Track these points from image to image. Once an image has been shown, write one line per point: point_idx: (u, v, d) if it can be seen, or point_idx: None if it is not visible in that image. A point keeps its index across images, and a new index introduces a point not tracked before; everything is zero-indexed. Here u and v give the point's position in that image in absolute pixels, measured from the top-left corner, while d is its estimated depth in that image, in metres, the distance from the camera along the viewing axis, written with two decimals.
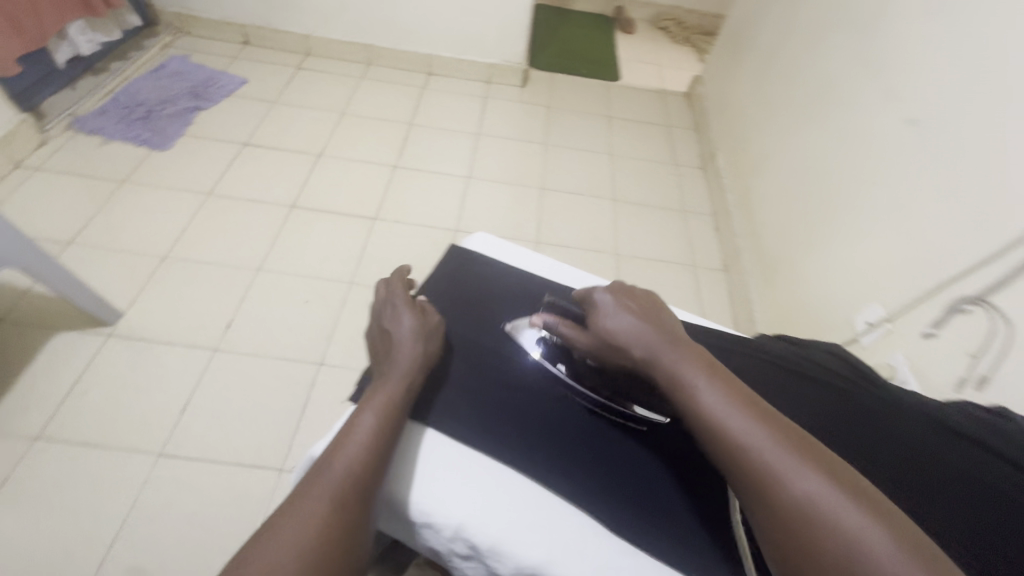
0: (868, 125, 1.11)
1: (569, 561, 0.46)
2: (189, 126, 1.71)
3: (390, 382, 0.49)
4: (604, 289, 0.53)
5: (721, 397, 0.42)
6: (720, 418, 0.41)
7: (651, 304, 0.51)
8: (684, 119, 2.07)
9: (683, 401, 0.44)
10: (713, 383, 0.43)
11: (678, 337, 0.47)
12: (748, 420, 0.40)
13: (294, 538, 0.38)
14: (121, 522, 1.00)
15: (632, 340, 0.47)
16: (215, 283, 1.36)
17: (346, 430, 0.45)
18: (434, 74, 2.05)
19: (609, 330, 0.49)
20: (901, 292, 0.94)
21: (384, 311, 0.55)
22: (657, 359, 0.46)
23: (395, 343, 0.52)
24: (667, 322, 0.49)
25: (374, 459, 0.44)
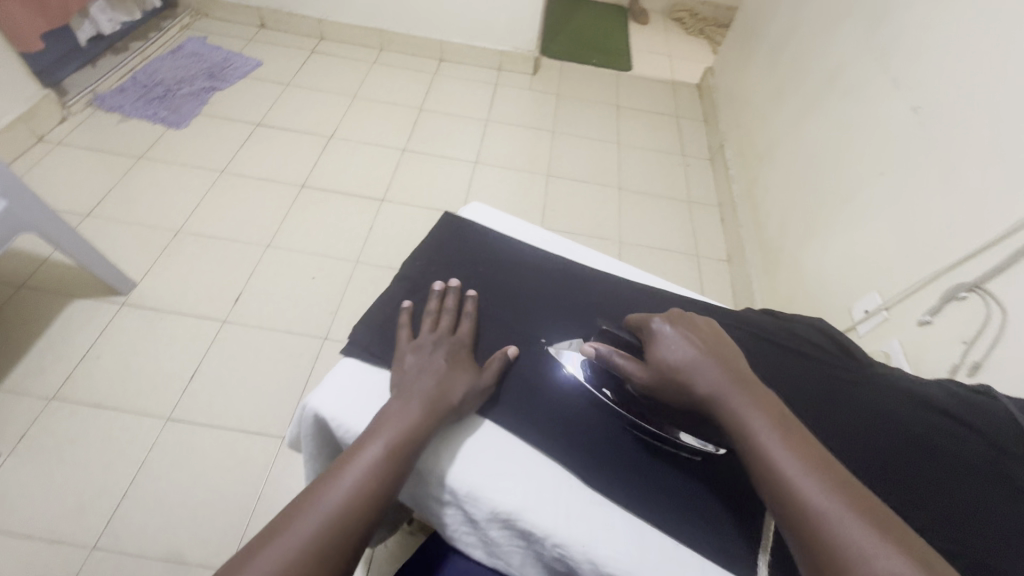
0: (874, 113, 1.10)
1: (541, 507, 0.46)
2: (204, 106, 1.75)
3: (417, 412, 0.47)
4: (663, 318, 0.52)
5: (793, 456, 0.40)
6: (792, 479, 0.39)
7: (721, 342, 0.49)
8: (693, 110, 2.07)
9: (752, 454, 0.42)
10: (783, 440, 0.42)
11: (746, 382, 0.46)
12: (825, 485, 0.39)
13: (281, 564, 0.36)
14: (129, 481, 1.04)
15: (693, 377, 0.46)
16: (225, 257, 1.40)
17: (358, 446, 0.44)
18: (445, 60, 2.07)
19: (667, 362, 0.48)
20: (901, 281, 0.94)
21: (442, 354, 0.53)
22: (721, 402, 0.45)
23: (436, 380, 0.50)
24: (732, 364, 0.47)
25: (375, 489, 0.42)
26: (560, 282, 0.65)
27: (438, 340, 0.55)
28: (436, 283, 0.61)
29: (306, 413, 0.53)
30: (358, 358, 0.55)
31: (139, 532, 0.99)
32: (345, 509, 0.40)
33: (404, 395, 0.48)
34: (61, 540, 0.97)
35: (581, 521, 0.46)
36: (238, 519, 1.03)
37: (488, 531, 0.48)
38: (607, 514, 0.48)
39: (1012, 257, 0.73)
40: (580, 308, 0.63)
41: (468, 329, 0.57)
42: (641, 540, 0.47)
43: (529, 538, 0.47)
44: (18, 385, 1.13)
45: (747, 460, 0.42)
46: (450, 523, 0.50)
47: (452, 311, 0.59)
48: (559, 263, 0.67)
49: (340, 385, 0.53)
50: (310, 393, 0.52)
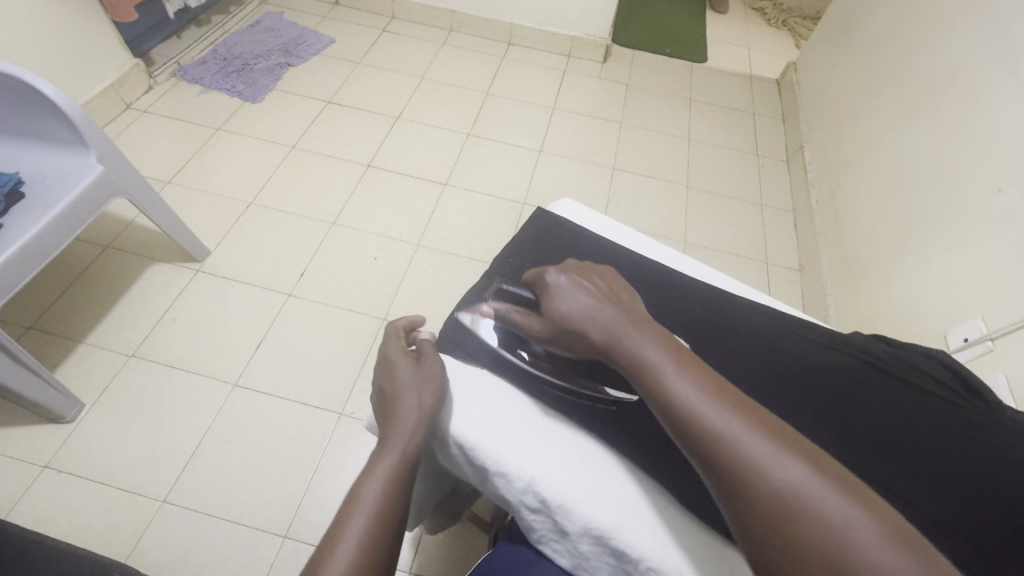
0: (995, 123, 0.99)
1: (636, 529, 0.45)
2: (278, 81, 1.79)
3: (393, 458, 0.44)
4: (557, 269, 0.51)
5: (689, 384, 0.41)
6: (691, 406, 0.40)
7: (615, 288, 0.50)
8: (771, 106, 1.96)
9: (650, 387, 0.42)
10: (680, 372, 0.42)
11: (641, 321, 0.46)
12: (720, 405, 0.39)
13: None
14: (198, 440, 1.10)
15: (588, 322, 0.46)
16: (294, 231, 1.43)
17: (339, 522, 0.39)
18: (514, 44, 2.04)
19: (564, 314, 0.47)
20: (1012, 311, 0.86)
21: (380, 369, 0.50)
22: (617, 341, 0.45)
23: (393, 404, 0.47)
24: (626, 305, 0.48)
25: (382, 531, 0.40)
26: (656, 290, 0.62)
27: (376, 362, 0.52)
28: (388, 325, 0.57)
29: None
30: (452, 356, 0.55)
31: (204, 491, 1.04)
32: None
33: (378, 446, 0.45)
34: (135, 490, 1.03)
35: (681, 549, 0.45)
36: (295, 488, 1.06)
37: (578, 544, 0.47)
38: (702, 539, 0.46)
39: None
40: (675, 318, 0.60)
41: (399, 332, 0.54)
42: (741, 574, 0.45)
43: (622, 558, 0.45)
44: (103, 339, 1.20)
45: (647, 396, 0.43)
46: (535, 529, 0.49)
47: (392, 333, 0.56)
48: (656, 270, 0.64)
49: None
50: None
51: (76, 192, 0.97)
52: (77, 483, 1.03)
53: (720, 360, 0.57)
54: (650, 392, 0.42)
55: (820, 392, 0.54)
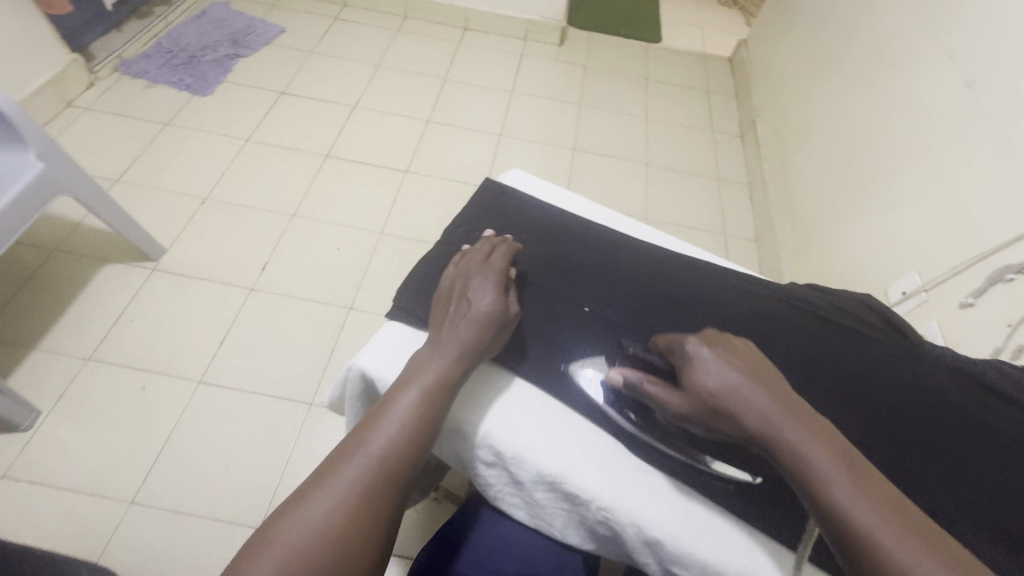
0: (922, 88, 1.05)
1: (585, 472, 0.48)
2: (228, 73, 1.74)
3: (438, 368, 0.47)
4: (697, 340, 0.48)
5: (872, 507, 0.37)
6: (876, 534, 0.36)
7: (762, 368, 0.46)
8: (724, 84, 2.01)
9: (816, 496, 0.39)
10: (853, 483, 0.38)
11: (802, 413, 0.43)
12: (912, 541, 0.36)
13: (320, 521, 0.38)
14: (165, 440, 1.08)
15: (743, 408, 0.43)
16: (253, 225, 1.41)
17: (378, 413, 0.44)
18: (469, 29, 2.03)
19: (710, 392, 0.44)
20: (942, 263, 0.92)
21: (472, 281, 0.54)
22: (780, 439, 0.41)
23: (464, 321, 0.50)
24: (778, 388, 0.44)
25: (411, 434, 0.43)
26: (603, 251, 0.64)
27: (466, 276, 0.54)
28: (487, 232, 0.62)
29: (352, 373, 0.53)
30: (404, 322, 0.56)
31: (174, 490, 1.03)
32: (374, 471, 0.41)
33: (429, 349, 0.49)
34: (101, 494, 1.01)
35: (626, 486, 0.47)
36: (269, 479, 1.06)
37: (533, 493, 0.50)
38: (651, 481, 0.48)
39: None
40: (622, 277, 0.62)
41: (503, 256, 0.57)
42: (685, 504, 0.47)
43: (574, 501, 0.48)
44: (56, 344, 1.16)
45: (809, 503, 0.40)
46: (492, 484, 0.52)
47: (489, 249, 0.58)
48: (601, 232, 0.66)
49: (385, 344, 0.53)
50: (358, 352, 0.53)
51: (14, 191, 0.94)
52: (38, 491, 1.00)
53: (663, 312, 0.60)
54: (815, 501, 0.39)
55: (758, 335, 0.59)
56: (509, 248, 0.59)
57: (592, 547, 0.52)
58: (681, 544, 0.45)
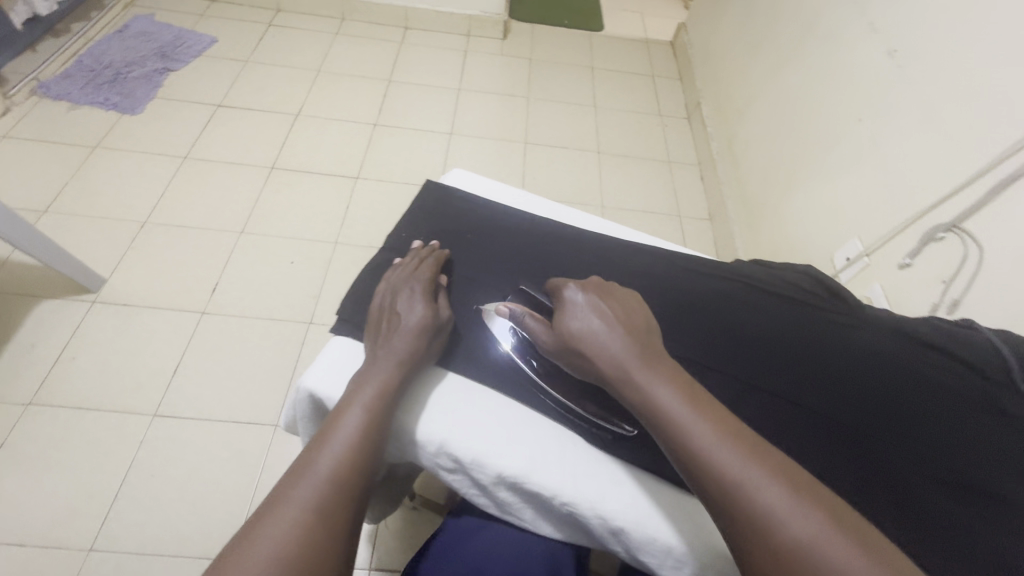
0: (850, 59, 1.09)
1: (546, 469, 0.48)
2: (158, 89, 1.66)
3: (376, 386, 0.46)
4: (576, 286, 0.50)
5: (702, 425, 0.38)
6: (700, 445, 0.38)
7: (630, 311, 0.47)
8: (667, 67, 2.04)
9: (660, 424, 0.40)
10: (693, 410, 0.39)
11: (655, 352, 0.44)
12: (736, 451, 0.37)
13: (271, 554, 0.35)
14: (122, 480, 1.02)
15: (600, 350, 0.44)
16: (199, 245, 1.35)
17: (322, 435, 0.42)
18: (410, 28, 1.99)
19: (574, 333, 0.46)
20: (880, 227, 0.96)
21: (401, 293, 0.54)
22: (629, 375, 0.42)
23: (398, 331, 0.50)
24: (637, 328, 0.46)
25: (359, 452, 0.42)
26: (550, 243, 0.64)
27: (392, 289, 0.54)
28: (415, 243, 0.61)
29: (300, 394, 0.51)
30: (350, 335, 0.54)
31: (137, 530, 0.98)
32: (331, 488, 0.39)
33: (365, 367, 0.48)
34: (56, 545, 0.95)
35: (588, 480, 0.48)
36: (239, 507, 1.02)
37: (497, 494, 0.50)
38: (614, 470, 0.49)
39: (990, 194, 0.76)
40: (572, 266, 0.62)
41: (432, 266, 0.57)
42: (648, 491, 0.49)
43: (539, 499, 0.49)
44: None
45: (658, 435, 0.40)
46: (459, 488, 0.52)
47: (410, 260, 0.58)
48: (547, 225, 0.67)
49: (331, 362, 0.52)
50: (304, 373, 0.51)
51: None
52: None
53: None
54: (658, 429, 0.40)
55: (706, 314, 0.60)
56: (439, 255, 0.59)
57: (560, 536, 0.54)
58: (645, 531, 0.46)
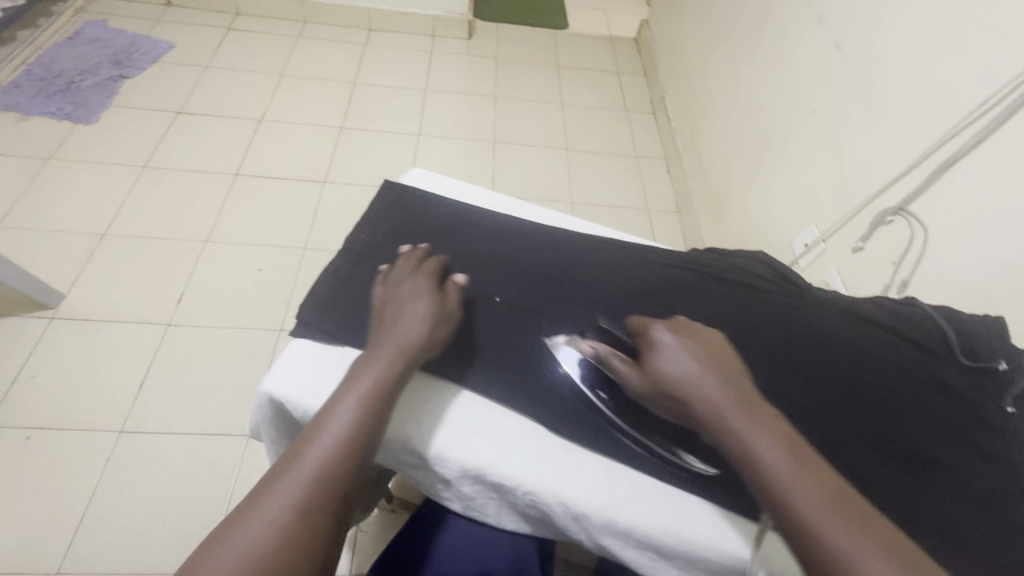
0: (801, 51, 1.13)
1: (507, 460, 0.50)
2: (114, 97, 1.61)
3: (369, 378, 0.46)
4: (664, 327, 0.50)
5: (806, 487, 0.38)
6: (803, 508, 0.37)
7: (722, 355, 0.47)
8: (632, 64, 2.07)
9: (759, 480, 0.40)
10: (796, 470, 0.39)
11: (753, 398, 0.44)
12: (842, 521, 0.36)
13: (250, 544, 0.36)
14: (88, 500, 0.99)
15: (696, 395, 0.44)
16: (162, 256, 1.32)
17: (312, 429, 0.43)
18: (374, 30, 1.98)
19: (667, 375, 0.46)
20: (834, 213, 1.00)
21: (402, 288, 0.54)
22: (725, 424, 0.42)
23: (398, 326, 0.51)
24: (733, 376, 0.45)
25: (348, 445, 0.42)
26: (509, 239, 0.66)
27: (391, 289, 0.54)
28: (404, 246, 0.60)
29: (260, 399, 0.51)
30: (308, 337, 0.54)
31: (106, 550, 0.95)
32: (317, 481, 0.40)
33: (364, 358, 0.48)
34: (20, 570, 0.92)
35: (549, 469, 0.51)
36: (213, 520, 1.00)
37: (465, 487, 0.52)
38: (575, 457, 0.52)
39: (932, 177, 0.80)
40: (532, 261, 0.64)
41: (433, 264, 0.57)
42: (609, 475, 0.51)
43: (502, 490, 0.51)
44: None
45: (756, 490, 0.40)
46: (430, 482, 0.55)
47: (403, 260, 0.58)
48: (505, 221, 0.68)
49: (291, 365, 0.52)
50: (263, 377, 0.51)
51: None
52: None
53: (571, 291, 0.62)
54: (757, 483, 0.40)
55: (660, 301, 0.62)
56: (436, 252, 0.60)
57: (528, 530, 0.56)
58: (606, 514, 0.49)
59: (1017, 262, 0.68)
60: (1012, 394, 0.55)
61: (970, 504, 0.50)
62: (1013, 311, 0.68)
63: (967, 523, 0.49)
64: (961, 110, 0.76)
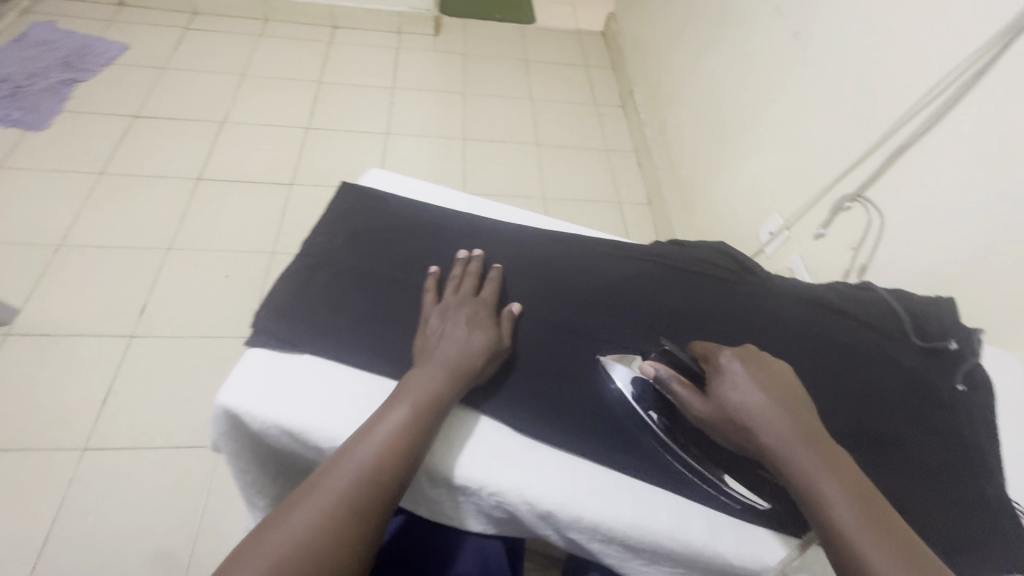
0: (760, 42, 1.15)
1: (471, 460, 0.51)
2: (66, 101, 1.55)
3: (412, 398, 0.48)
4: (731, 353, 0.50)
5: (862, 524, 0.40)
6: (856, 541, 0.39)
7: (785, 385, 0.48)
8: (600, 57, 2.07)
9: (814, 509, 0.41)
10: (852, 507, 0.40)
11: (822, 439, 0.45)
12: (895, 559, 0.38)
13: (292, 542, 0.38)
14: (52, 521, 0.96)
15: (759, 421, 0.45)
16: (123, 265, 1.27)
17: (357, 438, 0.45)
18: (338, 27, 1.94)
19: (730, 399, 0.47)
20: (795, 201, 1.02)
21: (463, 314, 0.55)
22: (793, 459, 0.43)
23: (449, 348, 0.52)
24: (796, 407, 0.46)
25: (387, 457, 0.44)
26: (473, 239, 0.66)
27: (460, 303, 0.56)
28: (461, 251, 0.62)
29: (216, 414, 0.50)
30: (265, 346, 0.53)
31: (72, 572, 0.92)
32: (359, 491, 0.42)
33: (413, 375, 0.50)
34: None
35: (515, 469, 0.51)
36: (184, 534, 0.98)
37: (431, 489, 0.53)
38: (539, 455, 0.53)
39: (886, 163, 0.82)
40: (496, 260, 0.64)
41: (490, 293, 0.58)
42: (575, 471, 0.52)
43: (467, 492, 0.51)
44: None
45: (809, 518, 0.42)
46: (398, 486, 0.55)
47: (470, 272, 0.60)
48: (467, 220, 0.68)
49: (249, 376, 0.51)
50: (219, 391, 0.50)
51: None
52: None
53: (534, 289, 0.62)
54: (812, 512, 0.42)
55: (622, 296, 0.63)
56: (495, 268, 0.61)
57: (495, 530, 0.56)
58: (571, 511, 0.50)
59: (967, 243, 0.71)
60: (962, 371, 0.57)
61: (924, 481, 0.52)
62: (963, 291, 0.71)
63: (921, 499, 0.51)
64: (910, 98, 0.78)
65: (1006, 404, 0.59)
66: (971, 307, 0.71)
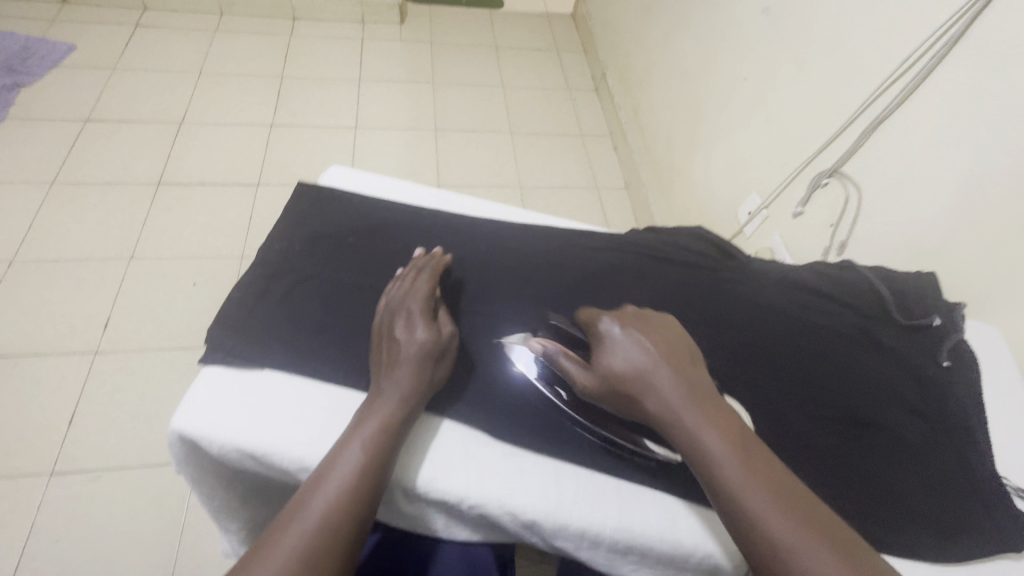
0: (730, 19, 1.13)
1: (447, 473, 0.49)
2: (10, 108, 1.46)
3: (376, 422, 0.45)
4: (615, 320, 0.48)
5: (757, 487, 0.39)
6: (751, 505, 0.38)
7: (674, 347, 0.46)
8: (571, 41, 2.03)
9: (709, 474, 0.40)
10: (745, 468, 0.40)
11: (704, 391, 0.44)
12: (789, 519, 0.37)
13: None
14: (20, 551, 0.92)
15: (648, 389, 0.44)
16: (82, 279, 1.21)
17: (321, 475, 0.42)
18: (298, 19, 1.86)
19: (617, 371, 0.45)
20: (771, 180, 1.01)
21: (395, 314, 0.51)
22: (675, 417, 0.43)
23: (398, 361, 0.48)
24: (684, 368, 0.45)
25: (355, 492, 0.41)
26: (441, 237, 0.63)
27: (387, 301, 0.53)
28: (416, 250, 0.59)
29: (174, 440, 0.48)
30: (222, 364, 0.51)
31: None
32: (327, 530, 0.39)
33: (369, 399, 0.47)
34: None
35: (495, 479, 0.49)
36: (163, 555, 0.94)
37: (414, 506, 0.51)
38: (520, 463, 0.51)
39: (860, 140, 0.81)
40: (467, 259, 0.62)
41: (428, 282, 0.54)
42: (559, 478, 0.51)
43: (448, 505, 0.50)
44: None
45: (704, 483, 0.41)
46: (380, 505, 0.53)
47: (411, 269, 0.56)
48: (434, 218, 0.66)
49: (203, 399, 0.49)
50: (172, 417, 0.47)
51: None
52: None
53: (508, 286, 0.60)
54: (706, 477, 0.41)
55: (597, 288, 0.61)
56: (440, 261, 0.57)
57: (485, 542, 0.54)
58: (557, 518, 0.48)
59: (943, 217, 0.70)
60: (948, 347, 0.56)
61: (917, 464, 0.51)
62: (941, 264, 0.71)
63: (907, 482, 0.50)
64: (882, 72, 0.77)
65: (986, 376, 0.59)
66: (949, 280, 0.70)
